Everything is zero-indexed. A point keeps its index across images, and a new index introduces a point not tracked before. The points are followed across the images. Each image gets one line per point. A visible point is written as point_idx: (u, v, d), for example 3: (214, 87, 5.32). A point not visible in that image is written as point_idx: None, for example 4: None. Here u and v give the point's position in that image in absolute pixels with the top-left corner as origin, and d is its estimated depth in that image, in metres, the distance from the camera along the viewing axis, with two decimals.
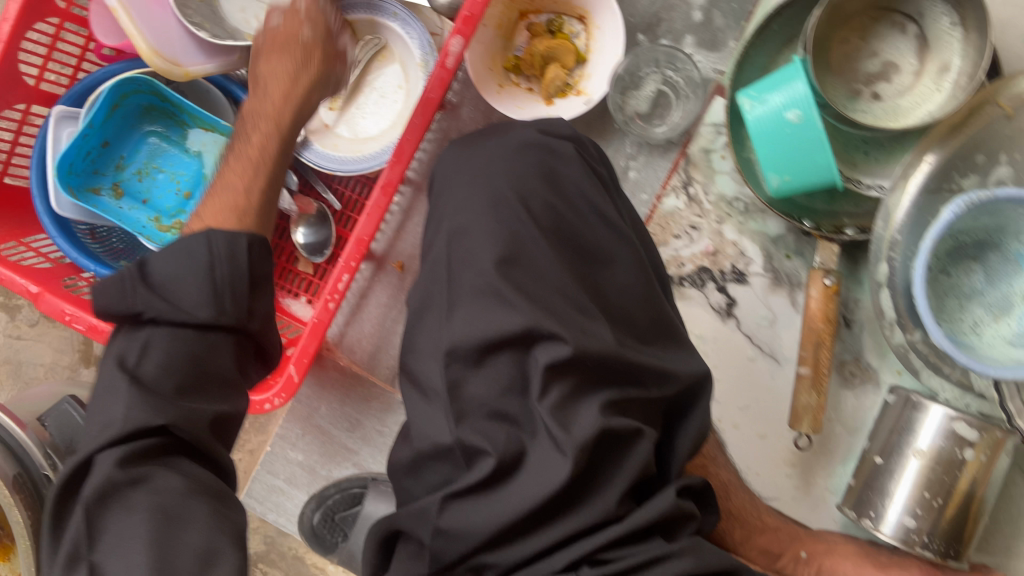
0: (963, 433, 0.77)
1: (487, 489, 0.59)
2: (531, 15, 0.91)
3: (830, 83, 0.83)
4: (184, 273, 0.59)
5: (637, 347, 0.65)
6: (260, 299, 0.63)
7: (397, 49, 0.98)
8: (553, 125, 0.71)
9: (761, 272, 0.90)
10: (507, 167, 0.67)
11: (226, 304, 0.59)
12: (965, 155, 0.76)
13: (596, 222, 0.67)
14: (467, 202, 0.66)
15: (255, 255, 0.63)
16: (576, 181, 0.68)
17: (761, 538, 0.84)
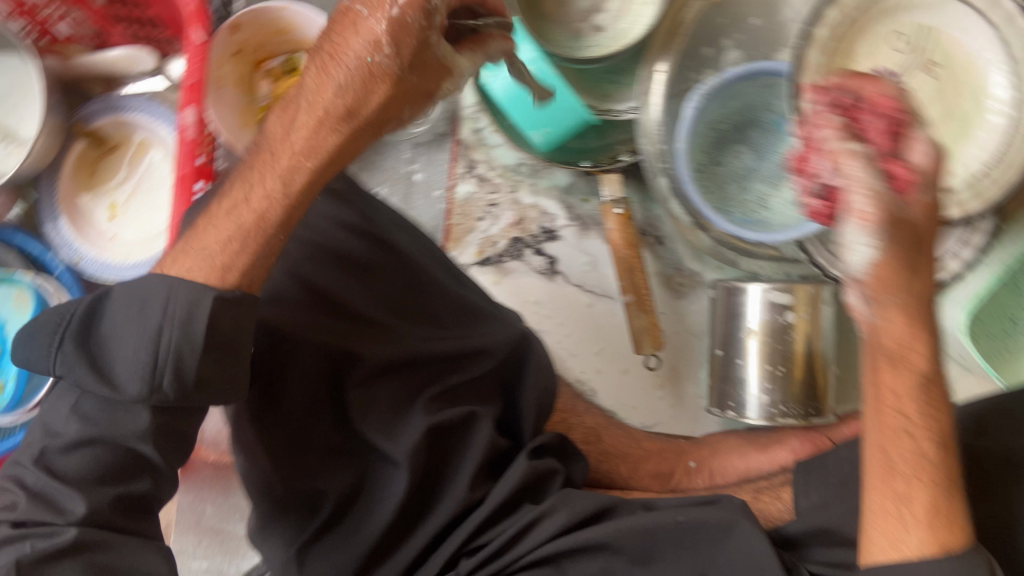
0: (779, 300, 0.80)
1: (342, 522, 0.62)
2: (265, 63, 0.92)
3: (554, 30, 0.85)
4: (138, 338, 0.48)
5: (435, 332, 0.68)
6: (216, 368, 0.50)
7: (153, 138, 0.96)
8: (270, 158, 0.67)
9: (568, 223, 0.93)
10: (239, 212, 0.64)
11: (164, 384, 0.48)
12: (693, 54, 0.83)
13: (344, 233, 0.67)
14: None
15: (226, 321, 0.50)
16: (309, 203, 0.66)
17: (649, 465, 0.84)
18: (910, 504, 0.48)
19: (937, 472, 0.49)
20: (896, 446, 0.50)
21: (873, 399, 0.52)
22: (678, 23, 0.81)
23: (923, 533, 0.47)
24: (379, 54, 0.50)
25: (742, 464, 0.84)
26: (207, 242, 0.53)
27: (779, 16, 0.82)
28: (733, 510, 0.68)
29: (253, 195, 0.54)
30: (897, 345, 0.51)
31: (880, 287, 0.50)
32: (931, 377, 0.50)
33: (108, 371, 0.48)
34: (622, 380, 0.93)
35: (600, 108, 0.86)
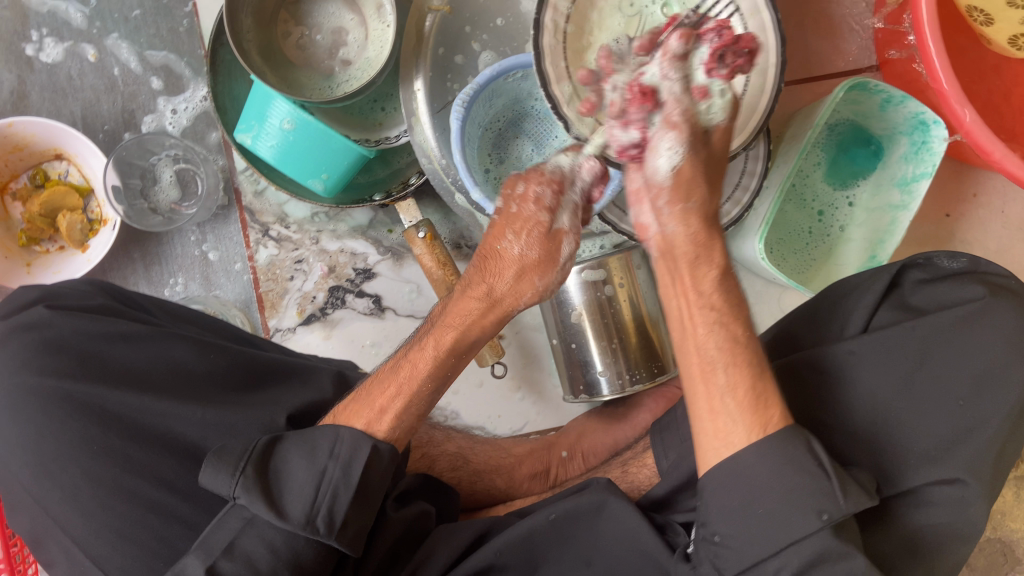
0: (593, 278, 0.81)
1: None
2: (11, 184, 0.86)
3: (301, 75, 0.84)
4: (304, 480, 0.52)
5: (256, 402, 0.59)
6: (360, 509, 0.53)
7: None
8: (15, 300, 0.61)
9: (380, 258, 0.91)
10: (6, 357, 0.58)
11: (320, 523, 0.51)
12: (447, 65, 0.82)
13: (119, 342, 0.59)
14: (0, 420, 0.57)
15: (374, 468, 0.55)
16: (79, 326, 0.59)
17: (524, 469, 0.84)
18: (733, 390, 0.55)
19: (747, 353, 0.56)
20: (713, 344, 0.56)
21: (680, 295, 0.57)
22: (422, 38, 0.81)
23: (746, 420, 0.54)
24: (513, 246, 0.56)
25: (609, 438, 0.87)
26: (421, 368, 0.60)
27: (519, 8, 0.83)
28: (603, 489, 0.68)
29: (403, 364, 0.61)
30: (692, 246, 0.56)
31: (680, 199, 0.55)
32: (727, 269, 0.57)
33: (279, 506, 0.51)
34: (480, 394, 0.93)
35: (372, 140, 0.86)
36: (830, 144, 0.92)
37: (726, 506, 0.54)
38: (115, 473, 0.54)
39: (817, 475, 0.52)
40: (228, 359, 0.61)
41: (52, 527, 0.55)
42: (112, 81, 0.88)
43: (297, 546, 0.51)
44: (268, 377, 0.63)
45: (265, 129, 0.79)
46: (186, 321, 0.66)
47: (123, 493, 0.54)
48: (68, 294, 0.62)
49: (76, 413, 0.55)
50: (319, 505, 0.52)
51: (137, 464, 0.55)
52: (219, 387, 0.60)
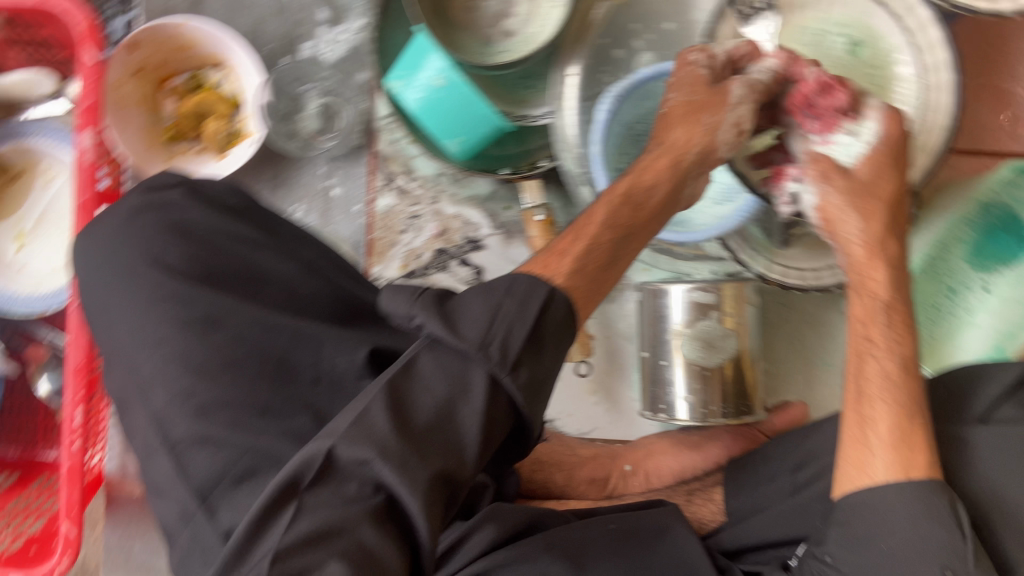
0: (702, 301, 0.79)
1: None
2: (169, 81, 0.88)
3: (463, 36, 0.84)
4: (479, 308, 0.47)
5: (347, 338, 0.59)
6: (532, 355, 0.47)
7: (58, 163, 0.95)
8: (158, 179, 0.64)
9: (492, 232, 0.92)
10: (134, 232, 0.60)
11: (494, 350, 0.46)
12: (606, 56, 0.81)
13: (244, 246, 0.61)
14: (109, 290, 0.59)
15: (553, 317, 0.49)
16: (214, 222, 0.62)
17: (585, 472, 0.84)
18: (876, 426, 0.58)
19: (903, 394, 0.59)
20: (875, 384, 0.60)
21: (863, 322, 0.64)
22: (588, 23, 0.81)
23: (888, 455, 0.57)
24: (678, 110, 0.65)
25: (677, 465, 0.83)
26: (596, 235, 0.56)
27: (693, 17, 0.83)
28: (669, 515, 0.69)
29: (581, 232, 0.56)
30: (861, 265, 0.65)
31: (834, 226, 0.65)
32: (890, 304, 0.63)
33: (454, 326, 0.46)
34: (556, 389, 0.92)
35: (513, 115, 0.86)
36: (980, 222, 0.85)
37: (855, 532, 0.55)
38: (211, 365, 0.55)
39: (949, 533, 0.53)
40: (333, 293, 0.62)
41: (139, 403, 0.56)
42: (284, 5, 0.90)
43: (471, 379, 0.46)
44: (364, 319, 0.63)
45: (419, 82, 0.81)
46: (305, 241, 0.67)
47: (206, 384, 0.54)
48: (209, 188, 0.64)
49: (194, 297, 0.57)
50: (496, 332, 0.46)
51: (231, 360, 0.55)
52: (316, 313, 0.60)
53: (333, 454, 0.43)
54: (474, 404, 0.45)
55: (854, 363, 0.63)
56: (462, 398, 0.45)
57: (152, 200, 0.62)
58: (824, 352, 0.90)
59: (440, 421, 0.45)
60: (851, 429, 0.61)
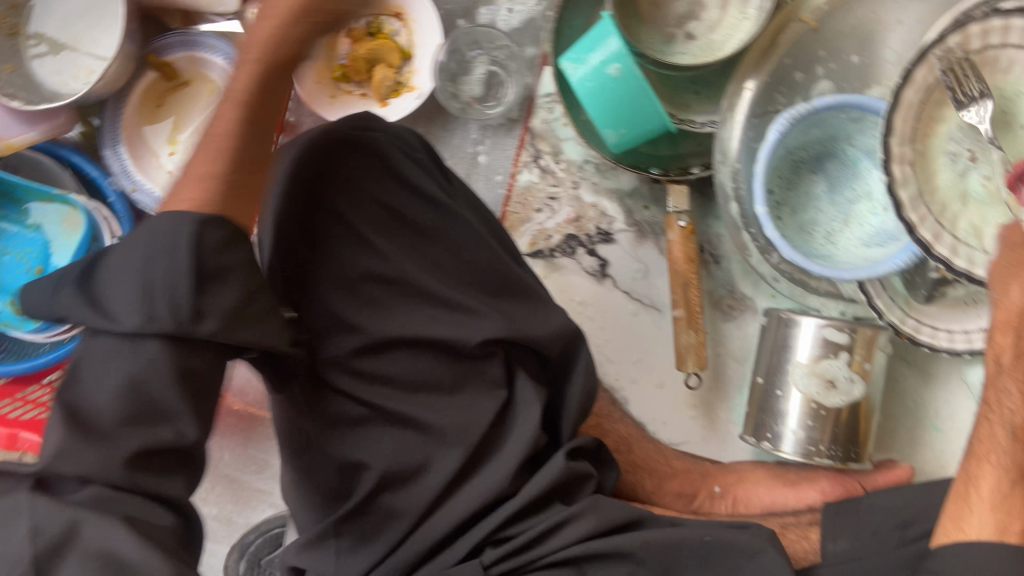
0: (834, 339, 0.79)
1: (375, 507, 0.59)
2: (347, 21, 0.90)
3: (643, 31, 0.84)
4: (125, 283, 0.49)
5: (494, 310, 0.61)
6: (211, 295, 0.50)
7: (222, 79, 0.97)
8: (365, 115, 0.62)
9: (625, 228, 0.92)
10: (316, 170, 0.60)
11: (157, 311, 0.48)
12: (784, 77, 0.81)
13: (415, 203, 0.61)
14: (283, 220, 0.60)
15: (206, 246, 0.51)
16: (396, 171, 0.61)
17: (673, 484, 0.83)
18: (979, 485, 0.61)
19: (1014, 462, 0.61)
20: (987, 445, 0.63)
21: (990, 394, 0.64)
22: (775, 42, 0.79)
23: (987, 514, 0.59)
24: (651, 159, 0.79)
25: (768, 497, 0.84)
26: None
27: (878, 54, 0.79)
28: (762, 539, 0.67)
29: None
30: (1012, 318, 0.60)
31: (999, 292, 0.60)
32: None
33: (107, 307, 0.49)
34: (656, 395, 0.92)
35: (677, 117, 0.87)
36: None
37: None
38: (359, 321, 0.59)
39: None
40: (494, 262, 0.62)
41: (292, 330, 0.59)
42: None
43: (147, 351, 0.49)
44: (511, 289, 0.63)
45: (594, 65, 0.81)
46: (480, 213, 0.65)
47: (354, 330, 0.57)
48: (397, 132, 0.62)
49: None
50: (151, 280, 0.49)
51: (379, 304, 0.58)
52: (470, 287, 0.61)
53: (44, 470, 0.47)
54: (166, 369, 0.49)
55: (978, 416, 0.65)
56: (143, 389, 0.48)
57: (344, 136, 0.60)
58: (938, 418, 0.89)
59: (143, 410, 0.49)
60: (957, 491, 0.63)
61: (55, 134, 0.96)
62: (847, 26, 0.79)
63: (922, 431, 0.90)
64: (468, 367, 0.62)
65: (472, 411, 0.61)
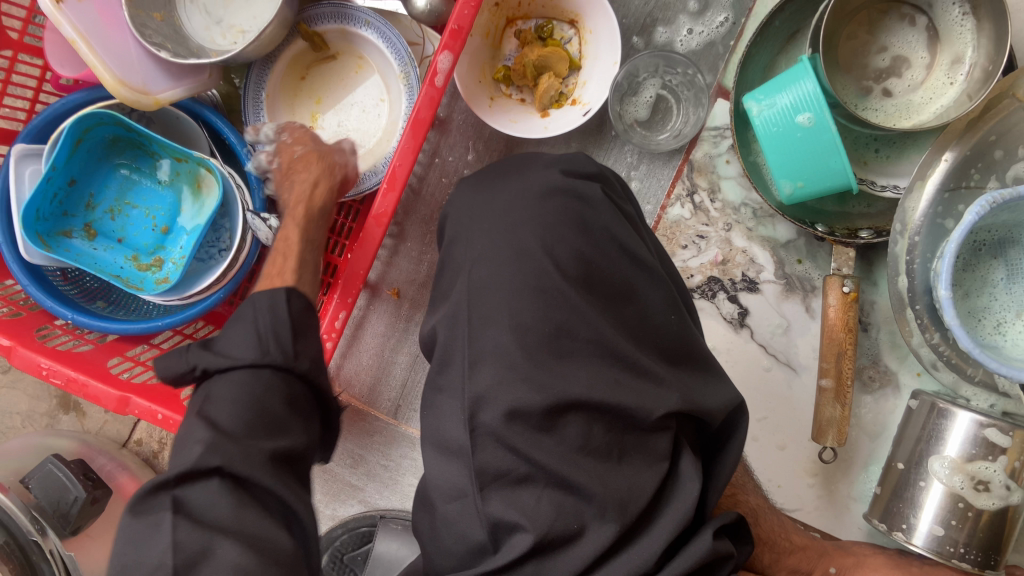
0: (995, 440, 0.74)
1: (521, 570, 0.54)
2: (519, 22, 0.87)
3: (839, 79, 0.81)
4: (239, 332, 0.58)
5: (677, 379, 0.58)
6: (306, 341, 0.59)
7: (373, 57, 0.93)
8: (577, 163, 0.63)
9: (773, 279, 0.87)
10: (524, 211, 0.59)
11: (274, 349, 0.57)
12: (983, 152, 0.74)
13: (616, 256, 0.59)
14: (478, 254, 0.58)
15: (297, 307, 0.61)
16: (602, 221, 0.60)
17: (790, 560, 0.79)
18: None
19: None
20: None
21: None
22: (984, 117, 0.73)
23: None
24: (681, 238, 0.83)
25: None
26: None
27: None
28: None
29: None
30: None
31: None
32: None
33: (220, 346, 0.57)
34: (776, 456, 0.88)
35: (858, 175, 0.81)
36: None
37: None
38: (538, 370, 0.54)
39: None
40: (681, 330, 0.60)
41: (462, 370, 0.56)
42: None
43: (265, 377, 0.56)
44: (693, 360, 0.61)
45: (783, 108, 0.76)
46: (672, 272, 0.63)
47: (532, 384, 0.54)
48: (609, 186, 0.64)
49: (558, 296, 0.55)
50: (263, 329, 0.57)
51: (566, 357, 0.55)
52: (651, 349, 0.58)
53: (192, 470, 0.49)
54: (281, 397, 0.56)
55: None
56: (262, 401, 0.54)
57: (555, 185, 0.60)
58: None
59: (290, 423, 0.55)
60: None
61: (197, 92, 0.83)
62: None
63: None
64: (638, 439, 0.58)
65: (633, 481, 0.57)
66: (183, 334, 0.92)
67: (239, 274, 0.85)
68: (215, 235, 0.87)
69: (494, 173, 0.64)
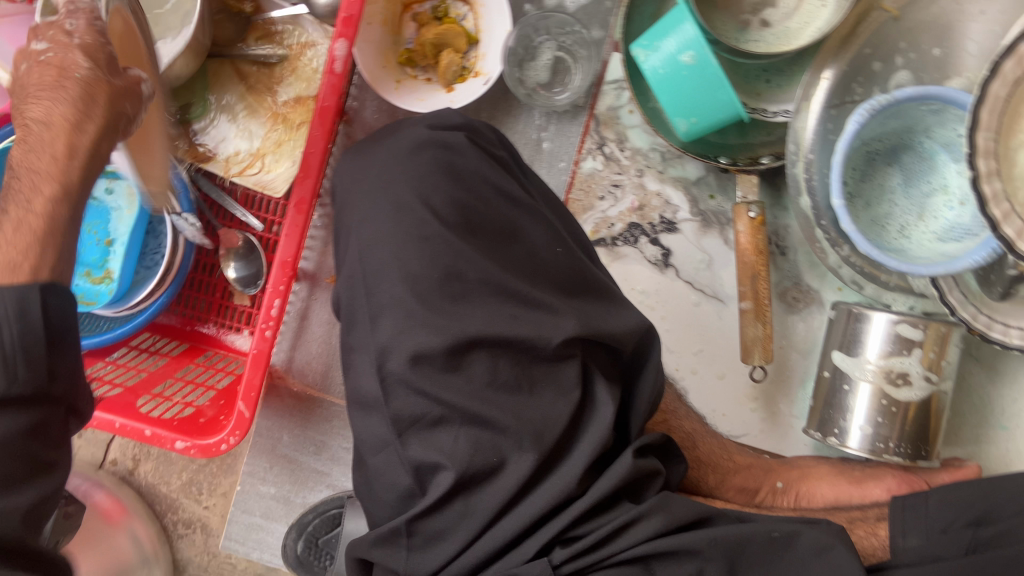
0: (907, 335, 0.77)
1: (450, 504, 0.59)
2: (415, 6, 0.90)
3: (717, 17, 0.85)
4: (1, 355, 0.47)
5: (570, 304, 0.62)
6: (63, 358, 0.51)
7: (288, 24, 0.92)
8: (443, 118, 0.67)
9: (689, 218, 0.91)
10: (402, 169, 0.63)
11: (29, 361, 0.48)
12: (861, 66, 0.78)
13: (496, 200, 0.64)
14: (368, 216, 0.62)
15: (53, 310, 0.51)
16: (476, 168, 0.64)
17: (737, 479, 0.83)
18: None
19: None
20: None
21: None
22: (854, 32, 0.78)
23: None
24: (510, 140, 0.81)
25: (831, 493, 0.83)
26: None
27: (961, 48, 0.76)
28: (831, 535, 0.68)
29: None
30: None
31: None
32: None
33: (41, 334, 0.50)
34: (716, 385, 0.92)
35: (749, 106, 0.85)
36: None
37: None
38: (432, 313, 0.57)
39: None
40: (569, 261, 0.64)
41: (367, 325, 0.60)
42: None
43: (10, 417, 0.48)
44: (587, 288, 0.65)
45: (667, 52, 0.79)
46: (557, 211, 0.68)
47: (429, 325, 0.57)
48: (482, 135, 0.68)
49: (442, 243, 0.59)
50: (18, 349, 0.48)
51: (459, 296, 0.59)
52: (544, 282, 0.62)
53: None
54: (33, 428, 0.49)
55: None
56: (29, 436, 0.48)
57: (429, 140, 0.64)
58: (1001, 415, 0.88)
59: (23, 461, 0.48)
60: None
61: None
62: (928, 15, 0.76)
63: (987, 429, 0.89)
64: (546, 372, 0.61)
65: (546, 413, 0.60)
66: (140, 347, 0.93)
67: (178, 276, 0.89)
68: (155, 240, 0.90)
69: (377, 140, 0.68)
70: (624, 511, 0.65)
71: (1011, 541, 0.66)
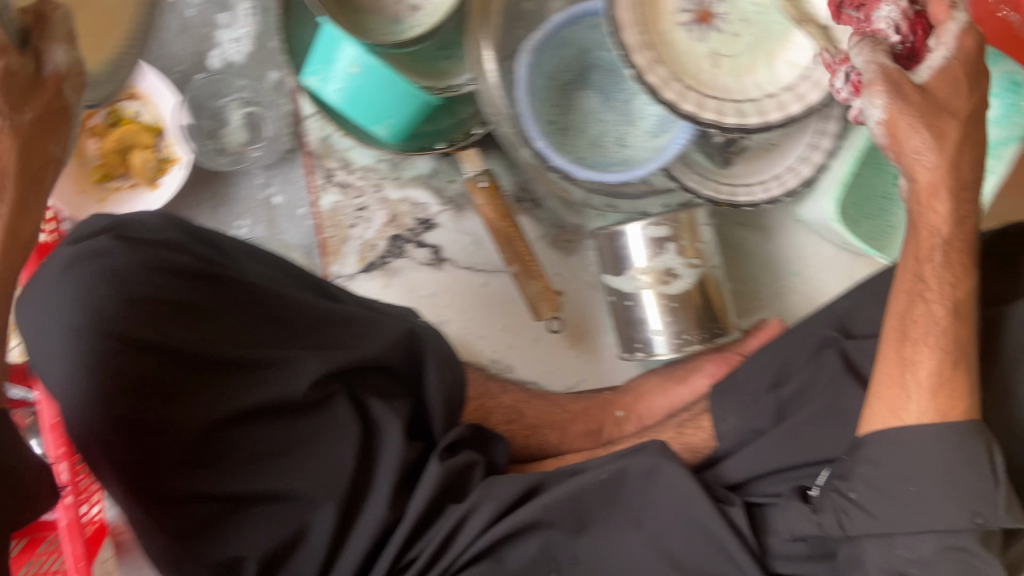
0: (657, 234, 0.80)
1: None
2: (86, 121, 0.86)
3: (369, 19, 0.83)
4: None
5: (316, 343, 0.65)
6: None
7: None
8: (86, 229, 0.64)
9: (441, 209, 0.92)
10: (70, 297, 0.59)
11: None
12: (514, 12, 0.82)
13: (189, 282, 0.62)
14: (52, 360, 0.58)
15: None
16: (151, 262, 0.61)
17: (577, 427, 0.85)
18: (919, 361, 0.58)
19: (948, 338, 0.58)
20: (922, 325, 0.58)
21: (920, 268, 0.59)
22: None
23: (924, 399, 0.57)
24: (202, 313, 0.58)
25: (665, 400, 0.86)
26: None
27: None
28: (655, 453, 0.68)
29: None
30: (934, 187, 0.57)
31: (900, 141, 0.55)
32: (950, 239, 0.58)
33: None
34: (535, 349, 0.93)
35: (438, 87, 0.83)
36: None
37: (888, 467, 0.57)
38: (169, 421, 0.57)
39: (984, 456, 0.55)
40: (297, 306, 0.65)
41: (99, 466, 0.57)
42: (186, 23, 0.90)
43: None
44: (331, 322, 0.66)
45: (337, 70, 0.80)
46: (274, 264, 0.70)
47: (170, 434, 0.57)
48: (137, 225, 0.65)
49: (151, 359, 0.58)
50: None
51: (194, 392, 0.59)
52: (286, 335, 0.64)
53: None
54: None
55: (904, 303, 0.60)
56: None
57: (86, 257, 0.61)
58: (787, 263, 0.93)
59: None
60: (887, 366, 0.60)
61: None
62: None
63: (781, 280, 0.93)
64: (306, 422, 0.62)
65: (331, 460, 0.61)
66: None
67: None
68: None
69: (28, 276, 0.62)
70: (450, 517, 0.65)
71: (813, 390, 0.69)
